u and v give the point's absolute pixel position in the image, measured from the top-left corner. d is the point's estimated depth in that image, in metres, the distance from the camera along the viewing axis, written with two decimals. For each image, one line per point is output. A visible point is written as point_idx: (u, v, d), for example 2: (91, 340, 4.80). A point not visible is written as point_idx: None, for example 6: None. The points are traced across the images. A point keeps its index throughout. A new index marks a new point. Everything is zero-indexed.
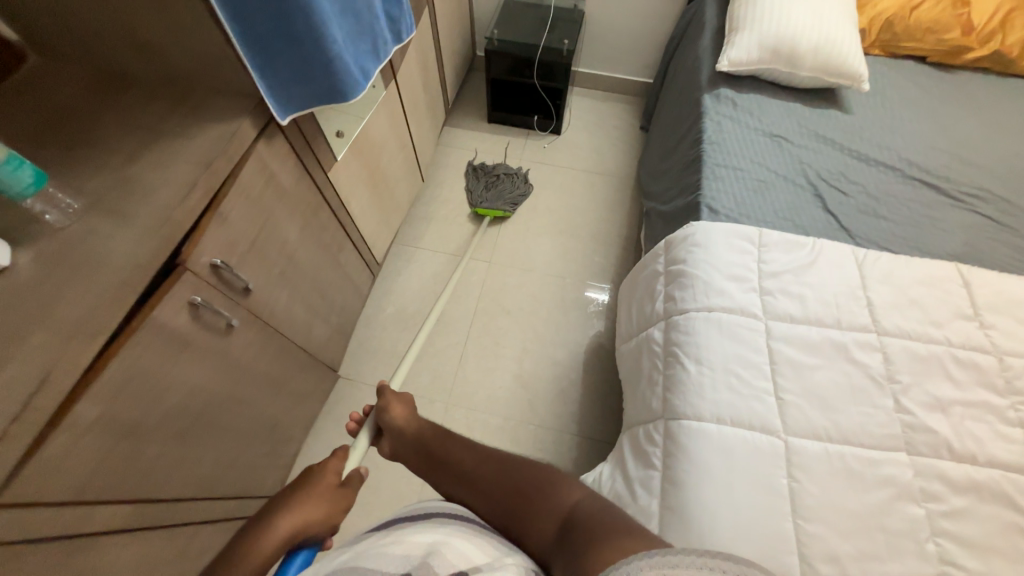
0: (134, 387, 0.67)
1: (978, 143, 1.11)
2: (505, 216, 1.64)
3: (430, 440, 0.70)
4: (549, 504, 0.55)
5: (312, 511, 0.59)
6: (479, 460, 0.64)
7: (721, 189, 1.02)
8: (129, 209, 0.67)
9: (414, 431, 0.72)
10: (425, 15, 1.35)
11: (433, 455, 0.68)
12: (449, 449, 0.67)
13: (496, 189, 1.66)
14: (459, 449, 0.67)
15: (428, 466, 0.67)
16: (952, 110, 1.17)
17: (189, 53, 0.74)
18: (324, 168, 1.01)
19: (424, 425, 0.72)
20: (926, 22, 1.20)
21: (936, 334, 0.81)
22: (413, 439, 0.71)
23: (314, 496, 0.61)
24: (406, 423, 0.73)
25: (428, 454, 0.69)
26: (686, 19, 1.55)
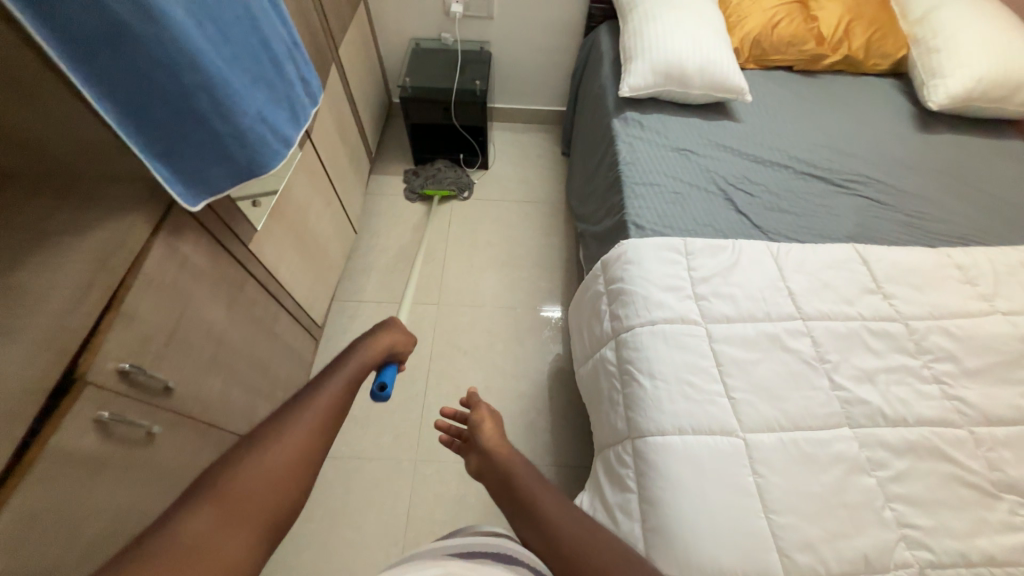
0: (41, 531, 0.56)
1: (850, 134, 1.27)
2: (453, 195, 1.79)
3: (518, 479, 0.64)
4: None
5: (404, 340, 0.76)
6: (571, 520, 0.58)
7: (643, 205, 1.08)
8: (10, 327, 0.59)
9: (502, 463, 0.67)
10: (332, 73, 1.34)
11: (519, 494, 0.63)
12: (536, 496, 0.61)
13: (442, 171, 1.81)
14: (549, 496, 0.61)
15: (510, 505, 0.63)
16: (823, 109, 1.33)
17: (67, 145, 0.67)
18: (244, 240, 0.95)
19: (515, 461, 0.68)
20: (786, 38, 1.37)
21: (851, 311, 0.89)
22: (501, 468, 0.67)
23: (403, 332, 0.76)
24: (497, 451, 0.70)
25: (511, 489, 0.64)
26: (585, 51, 1.66)
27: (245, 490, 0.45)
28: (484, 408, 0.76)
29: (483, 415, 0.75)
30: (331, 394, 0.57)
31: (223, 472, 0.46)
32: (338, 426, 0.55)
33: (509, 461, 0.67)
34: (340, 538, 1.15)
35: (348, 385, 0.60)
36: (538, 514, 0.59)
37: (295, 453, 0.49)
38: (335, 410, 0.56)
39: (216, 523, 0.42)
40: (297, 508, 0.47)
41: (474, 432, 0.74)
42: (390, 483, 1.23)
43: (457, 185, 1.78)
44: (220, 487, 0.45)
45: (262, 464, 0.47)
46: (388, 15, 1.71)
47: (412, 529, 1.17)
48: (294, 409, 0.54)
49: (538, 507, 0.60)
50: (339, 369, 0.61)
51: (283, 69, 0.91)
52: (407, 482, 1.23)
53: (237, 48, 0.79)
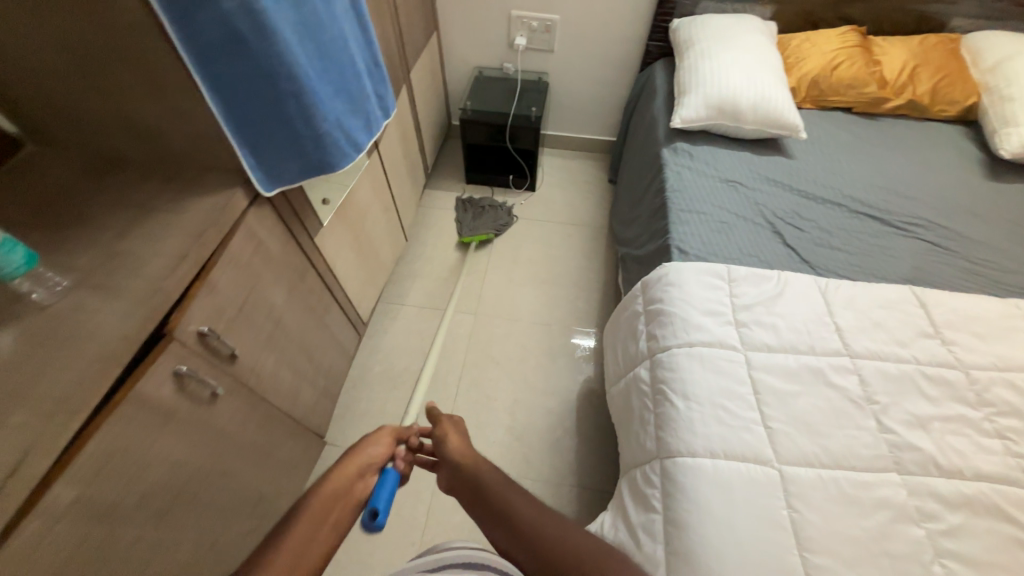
0: (113, 466, 0.63)
1: (911, 178, 1.24)
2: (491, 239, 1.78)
3: (489, 486, 0.66)
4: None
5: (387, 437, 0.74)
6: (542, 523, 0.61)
7: (687, 231, 1.10)
8: (118, 283, 0.68)
9: (470, 471, 0.69)
10: (403, 93, 1.47)
11: (492, 502, 0.65)
12: (510, 500, 0.64)
13: (482, 217, 1.81)
14: (521, 499, 0.64)
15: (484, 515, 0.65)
16: (882, 152, 1.31)
17: (182, 136, 0.79)
18: (311, 233, 1.05)
19: (476, 466, 0.70)
20: (846, 80, 1.37)
21: (904, 353, 0.85)
22: (469, 477, 0.69)
23: (383, 433, 0.73)
24: (461, 459, 0.71)
25: (484, 496, 0.66)
26: (639, 85, 1.73)
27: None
28: (445, 422, 0.77)
29: (444, 429, 0.76)
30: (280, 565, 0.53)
31: None
32: None
33: (475, 467, 0.69)
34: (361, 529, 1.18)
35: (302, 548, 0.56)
36: (515, 523, 0.62)
37: None
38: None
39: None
40: None
41: (439, 446, 0.74)
42: (413, 482, 1.25)
43: (496, 226, 1.79)
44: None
45: None
46: (457, 45, 1.85)
47: (430, 530, 1.18)
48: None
49: (511, 509, 0.63)
50: (294, 525, 0.58)
51: (362, 82, 1.00)
52: (429, 484, 1.25)
53: (328, 63, 0.89)
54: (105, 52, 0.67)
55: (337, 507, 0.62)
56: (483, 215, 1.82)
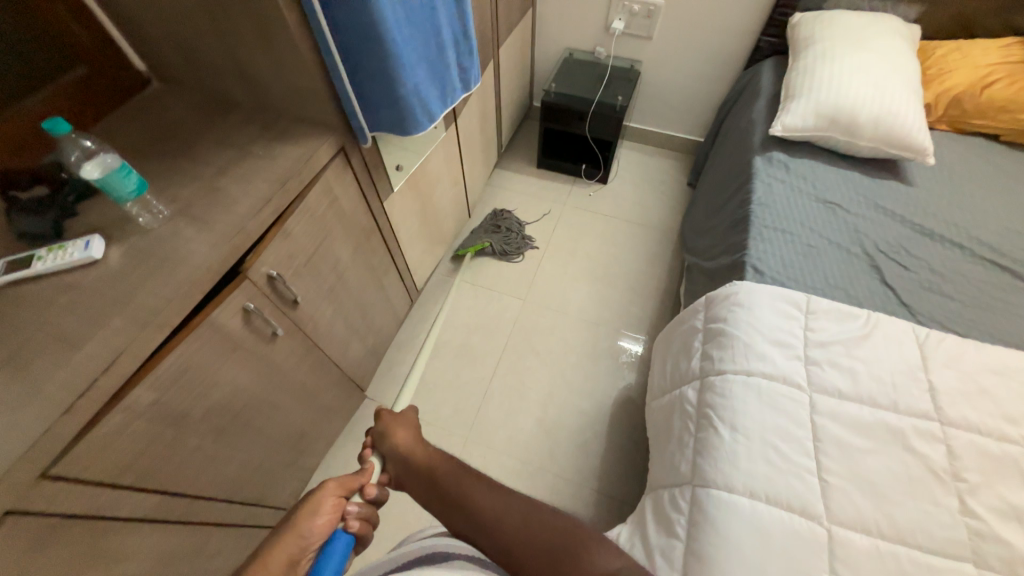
0: (185, 381, 0.70)
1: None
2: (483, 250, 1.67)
3: (445, 473, 0.70)
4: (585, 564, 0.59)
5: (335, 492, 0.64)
6: (502, 509, 0.64)
7: (768, 250, 1.00)
8: (209, 217, 0.74)
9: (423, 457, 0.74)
10: (489, 68, 1.46)
11: (450, 492, 0.68)
12: (470, 494, 0.66)
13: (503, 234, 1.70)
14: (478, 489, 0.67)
15: (445, 504, 0.67)
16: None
17: (282, 87, 0.83)
18: (381, 196, 1.08)
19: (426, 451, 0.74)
20: (999, 101, 1.16)
21: (1011, 431, 0.73)
22: (423, 467, 0.72)
23: (329, 489, 0.64)
24: (410, 448, 0.75)
25: (439, 487, 0.69)
26: (741, 83, 1.59)
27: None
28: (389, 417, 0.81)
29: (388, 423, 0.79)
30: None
31: None
32: None
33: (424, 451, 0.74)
34: None
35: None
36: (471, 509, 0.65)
37: None
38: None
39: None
40: None
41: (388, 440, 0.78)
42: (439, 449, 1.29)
43: (501, 248, 1.66)
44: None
45: None
46: (551, 25, 1.80)
47: None
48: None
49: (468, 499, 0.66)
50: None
51: (445, 53, 0.99)
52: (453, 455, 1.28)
53: (416, 30, 0.88)
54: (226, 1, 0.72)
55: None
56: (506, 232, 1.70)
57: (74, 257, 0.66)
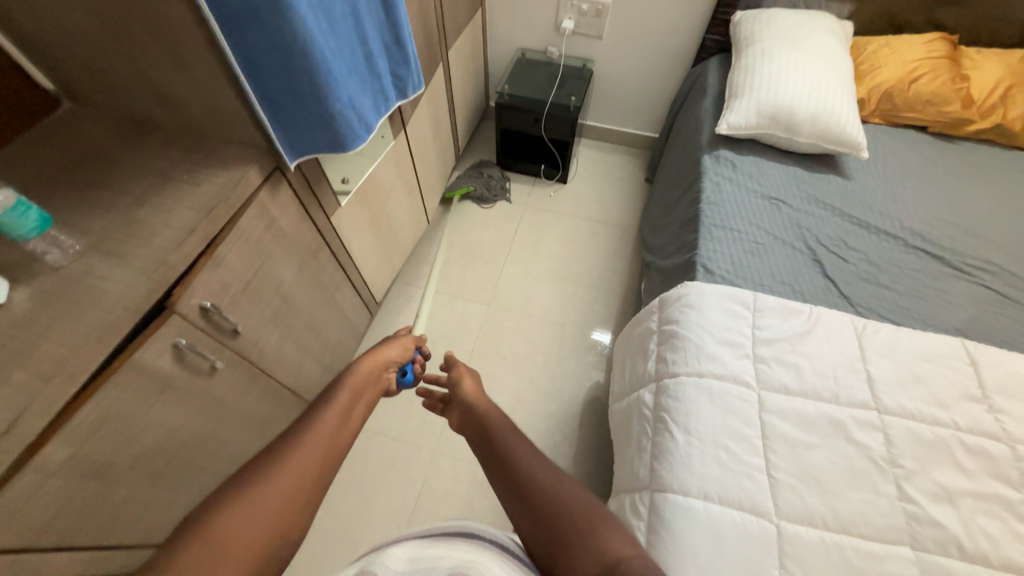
0: (108, 429, 0.65)
1: (993, 218, 1.09)
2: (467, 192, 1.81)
3: (494, 426, 0.67)
4: (590, 549, 0.49)
5: (404, 346, 0.85)
6: (538, 465, 0.59)
7: (717, 249, 1.02)
8: (127, 250, 0.69)
9: (482, 413, 0.71)
10: (438, 72, 1.42)
11: (496, 443, 0.65)
12: (511, 443, 0.63)
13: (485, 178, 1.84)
14: (520, 443, 0.63)
15: (488, 456, 0.64)
16: (967, 186, 1.15)
17: (205, 106, 0.79)
18: (327, 212, 1.04)
19: (490, 408, 0.71)
20: (925, 95, 1.22)
21: (942, 416, 0.77)
22: (477, 416, 0.71)
23: (398, 341, 0.85)
24: (473, 399, 0.74)
25: (487, 439, 0.66)
26: (689, 81, 1.61)
27: (236, 516, 0.46)
28: (461, 365, 0.82)
29: (459, 372, 0.80)
30: (332, 423, 0.59)
31: (209, 510, 0.46)
32: (335, 463, 0.56)
33: (486, 409, 0.71)
34: (349, 507, 1.20)
35: (346, 414, 0.62)
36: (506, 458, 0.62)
37: (294, 480, 0.51)
38: (334, 440, 0.57)
39: (203, 561, 0.42)
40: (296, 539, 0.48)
41: (453, 390, 0.78)
42: (407, 465, 1.26)
43: (483, 188, 1.81)
44: (213, 517, 0.45)
45: (274, 489, 0.49)
46: (501, 24, 1.78)
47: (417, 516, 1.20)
48: (290, 442, 0.55)
49: (509, 448, 0.62)
50: (332, 399, 0.63)
51: (375, 62, 0.97)
52: (422, 469, 1.26)
53: (341, 40, 0.85)
54: (129, 18, 0.66)
55: (369, 388, 0.70)
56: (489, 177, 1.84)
57: None
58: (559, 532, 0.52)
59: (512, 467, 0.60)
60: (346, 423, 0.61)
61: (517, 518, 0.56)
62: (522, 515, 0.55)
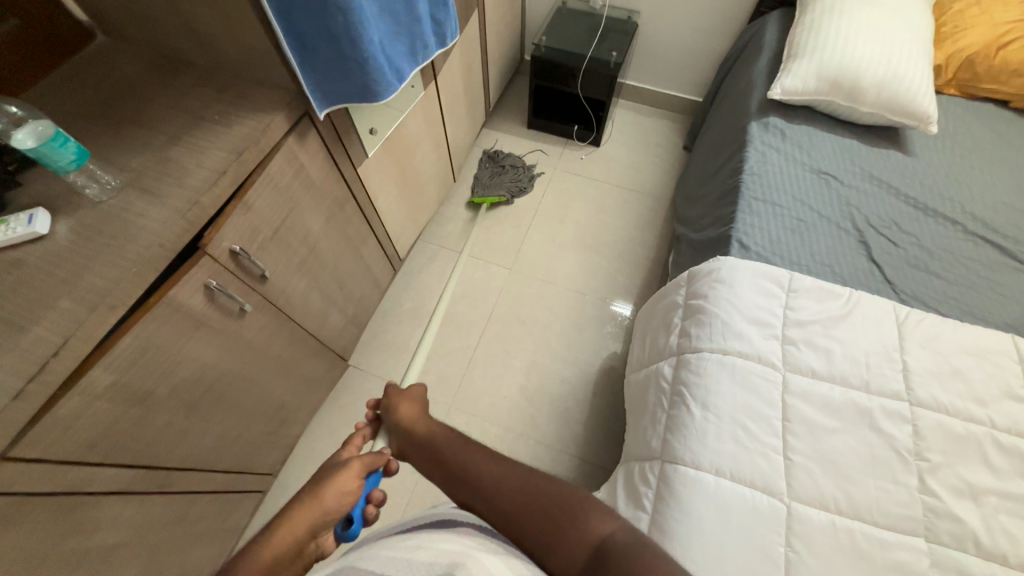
0: (147, 360, 0.69)
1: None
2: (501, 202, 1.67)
3: (441, 444, 0.65)
4: (577, 531, 0.53)
5: (350, 481, 0.57)
6: (499, 469, 0.60)
7: (755, 224, 0.97)
8: (162, 189, 0.70)
9: (424, 437, 0.67)
10: (473, 18, 1.35)
11: (451, 461, 0.63)
12: (468, 457, 0.62)
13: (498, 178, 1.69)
14: (476, 454, 0.62)
15: (448, 476, 0.62)
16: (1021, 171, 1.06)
17: (235, 44, 0.77)
18: (354, 162, 1.03)
19: (433, 426, 0.68)
20: (1013, 64, 1.08)
21: (978, 413, 0.73)
22: (422, 441, 0.67)
23: (339, 479, 0.57)
24: (409, 419, 0.71)
25: (439, 458, 0.64)
26: (744, 38, 1.48)
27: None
28: (391, 389, 0.77)
29: (391, 396, 0.75)
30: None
31: None
32: None
33: (424, 431, 0.68)
34: None
35: None
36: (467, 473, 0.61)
37: None
38: None
39: None
40: None
41: (390, 414, 0.73)
42: None
43: (511, 189, 1.68)
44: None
45: None
46: None
47: None
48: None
49: (466, 463, 0.61)
50: None
51: (414, 3, 0.91)
52: None
53: None
54: None
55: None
56: (501, 176, 1.69)
57: (17, 232, 0.62)
58: (543, 520, 0.54)
59: (478, 479, 0.59)
60: None
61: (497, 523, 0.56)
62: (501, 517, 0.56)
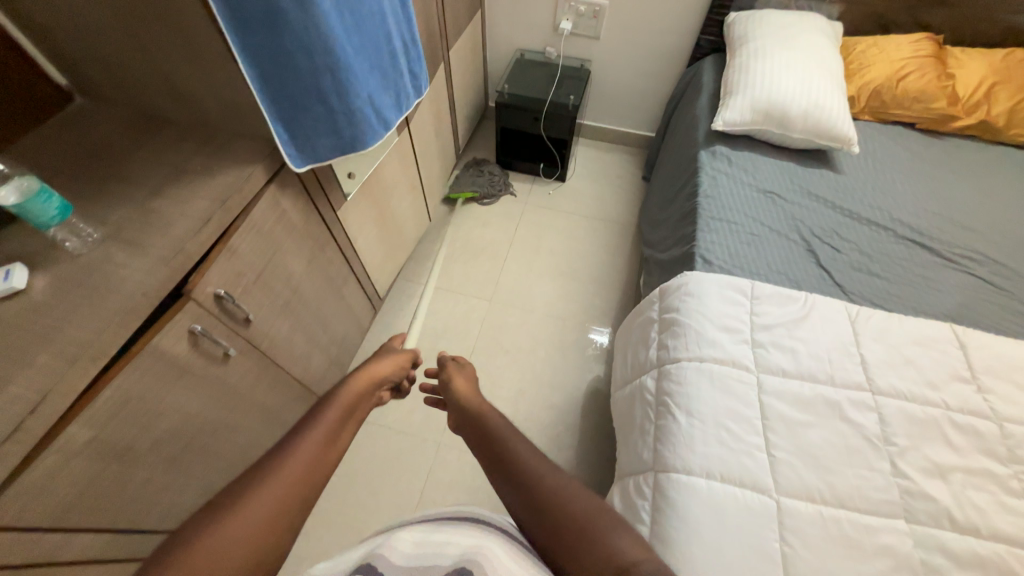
0: (127, 412, 0.67)
1: (984, 212, 1.12)
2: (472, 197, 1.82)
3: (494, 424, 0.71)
4: (601, 550, 0.51)
5: (400, 359, 0.82)
6: (543, 467, 0.62)
7: (715, 240, 1.05)
8: (145, 239, 0.71)
9: (477, 413, 0.75)
10: (439, 71, 1.45)
11: (500, 448, 0.67)
12: (517, 447, 0.66)
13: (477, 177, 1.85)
14: (524, 447, 0.66)
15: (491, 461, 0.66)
16: (957, 182, 1.19)
17: (218, 100, 0.81)
18: (334, 206, 1.06)
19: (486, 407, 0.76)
20: (913, 93, 1.26)
21: (933, 396, 0.80)
22: (474, 415, 0.74)
23: (395, 355, 0.82)
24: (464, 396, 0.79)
25: (489, 443, 0.69)
26: (685, 80, 1.65)
27: (209, 556, 0.44)
28: (451, 365, 0.87)
29: (449, 373, 0.85)
30: (311, 449, 0.57)
31: (184, 535, 0.45)
32: (317, 487, 0.55)
33: (480, 409, 0.75)
34: (356, 499, 1.21)
35: (330, 438, 0.60)
36: (511, 462, 0.64)
37: (275, 506, 0.50)
38: (317, 466, 0.56)
39: None
40: (278, 560, 0.48)
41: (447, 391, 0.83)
42: (412, 456, 1.28)
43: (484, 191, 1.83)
44: (184, 552, 0.44)
45: (253, 511, 0.48)
46: (501, 26, 1.81)
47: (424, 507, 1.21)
48: (257, 481, 0.51)
49: (513, 449, 0.66)
50: (321, 417, 0.62)
51: (395, 59, 1.00)
52: (427, 461, 1.27)
53: (363, 38, 0.88)
54: (146, 15, 0.69)
55: (357, 409, 0.68)
56: (481, 176, 1.86)
57: None
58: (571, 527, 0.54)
59: (518, 472, 0.62)
60: (331, 449, 0.59)
61: (524, 519, 0.58)
62: (527, 511, 0.58)
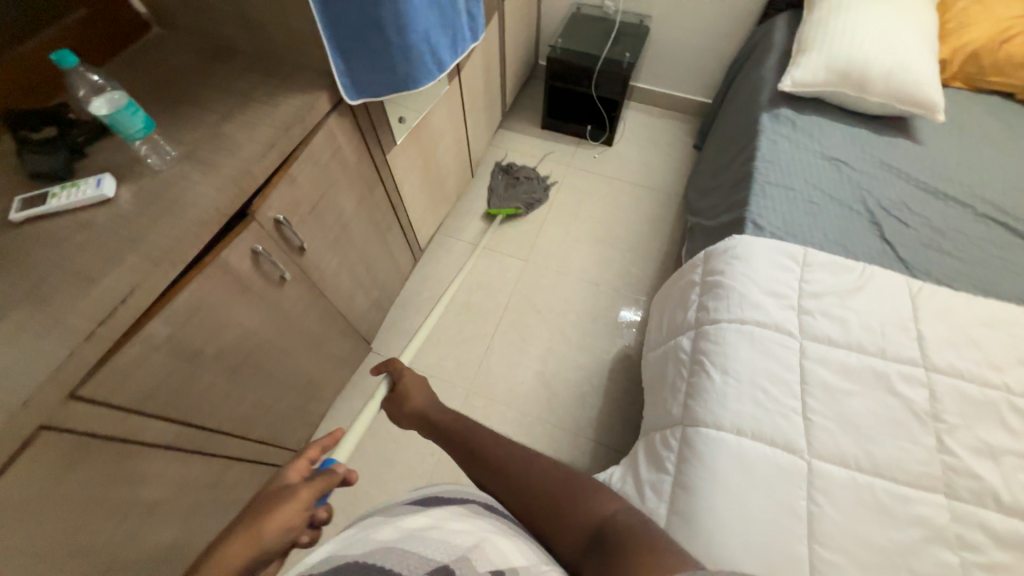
0: (198, 318, 0.73)
1: None
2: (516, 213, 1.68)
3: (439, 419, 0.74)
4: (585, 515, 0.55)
5: (293, 516, 0.47)
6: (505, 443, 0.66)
7: (769, 206, 1.01)
8: (216, 160, 0.76)
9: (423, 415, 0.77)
10: (494, 19, 1.42)
11: (458, 433, 0.70)
12: (476, 428, 0.70)
13: (514, 189, 1.72)
14: (482, 428, 0.70)
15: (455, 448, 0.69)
16: None
17: (284, 31, 0.83)
18: (384, 148, 1.08)
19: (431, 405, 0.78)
20: (1017, 57, 1.13)
21: (994, 378, 0.75)
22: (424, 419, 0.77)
23: (281, 511, 0.47)
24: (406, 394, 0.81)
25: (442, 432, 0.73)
26: (752, 40, 1.54)
27: None
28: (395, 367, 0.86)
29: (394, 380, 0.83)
30: None
31: None
32: None
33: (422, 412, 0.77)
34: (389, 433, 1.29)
35: None
36: (476, 440, 0.68)
37: None
38: None
39: None
40: None
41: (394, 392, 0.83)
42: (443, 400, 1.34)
43: (526, 201, 1.70)
44: None
45: None
46: None
47: None
48: None
49: (473, 430, 0.69)
50: None
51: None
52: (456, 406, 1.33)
53: None
54: None
55: None
56: (516, 187, 1.72)
57: (87, 194, 0.68)
58: (549, 500, 0.58)
59: (484, 447, 0.66)
60: None
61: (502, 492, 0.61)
62: (504, 489, 0.61)
